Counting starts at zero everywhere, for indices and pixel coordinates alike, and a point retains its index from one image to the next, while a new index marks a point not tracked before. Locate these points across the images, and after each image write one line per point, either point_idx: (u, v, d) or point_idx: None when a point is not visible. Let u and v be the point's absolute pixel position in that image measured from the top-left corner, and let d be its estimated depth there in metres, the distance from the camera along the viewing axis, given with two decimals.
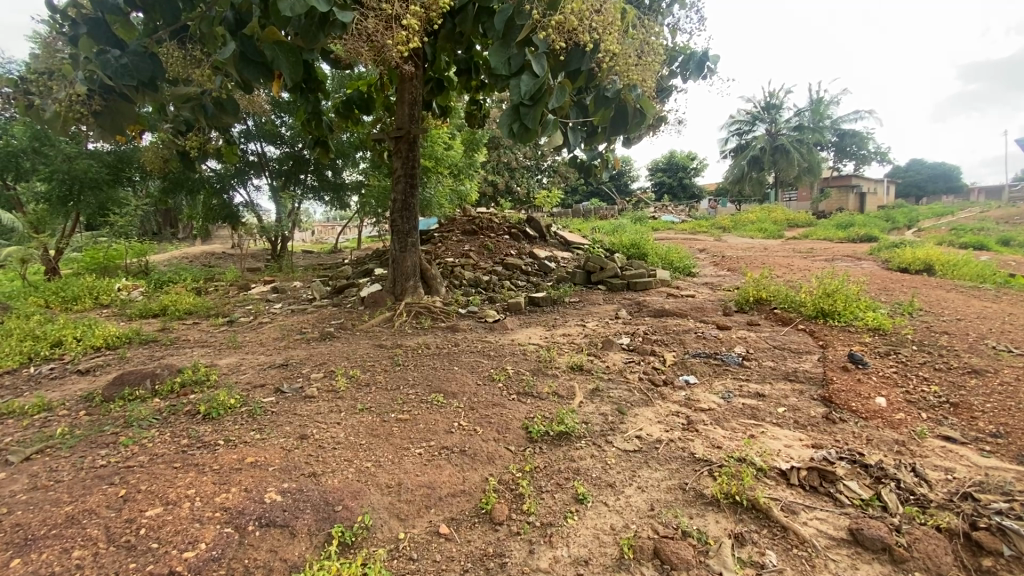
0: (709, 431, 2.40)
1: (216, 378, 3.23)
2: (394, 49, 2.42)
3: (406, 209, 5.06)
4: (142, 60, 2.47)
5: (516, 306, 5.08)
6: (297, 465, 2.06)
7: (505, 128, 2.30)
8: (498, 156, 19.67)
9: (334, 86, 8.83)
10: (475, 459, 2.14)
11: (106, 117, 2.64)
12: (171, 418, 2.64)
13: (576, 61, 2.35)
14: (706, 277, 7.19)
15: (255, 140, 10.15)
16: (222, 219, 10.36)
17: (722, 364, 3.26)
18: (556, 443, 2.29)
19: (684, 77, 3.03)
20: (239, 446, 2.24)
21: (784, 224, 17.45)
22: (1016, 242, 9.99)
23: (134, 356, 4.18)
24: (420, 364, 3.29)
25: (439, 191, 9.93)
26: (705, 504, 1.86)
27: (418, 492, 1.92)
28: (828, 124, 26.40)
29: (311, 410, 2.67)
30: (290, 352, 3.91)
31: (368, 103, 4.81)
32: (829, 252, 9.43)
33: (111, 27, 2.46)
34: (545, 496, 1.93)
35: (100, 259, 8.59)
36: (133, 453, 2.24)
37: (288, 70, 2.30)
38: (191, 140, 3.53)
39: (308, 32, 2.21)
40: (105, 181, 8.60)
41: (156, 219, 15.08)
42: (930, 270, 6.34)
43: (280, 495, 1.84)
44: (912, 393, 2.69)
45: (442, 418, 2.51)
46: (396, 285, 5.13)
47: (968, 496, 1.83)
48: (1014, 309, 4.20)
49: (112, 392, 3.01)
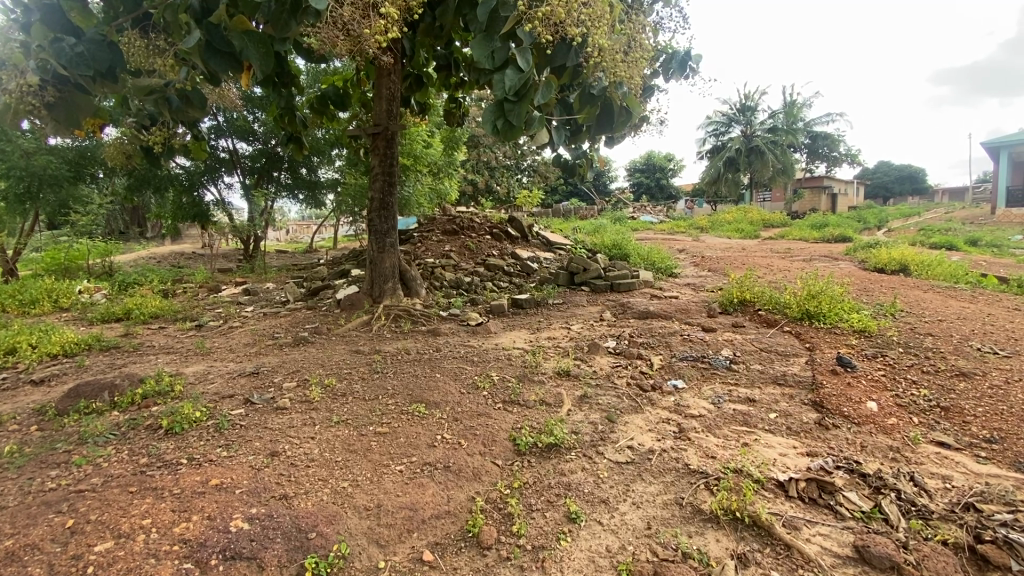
0: (703, 439, 2.33)
1: (181, 389, 3.02)
2: (372, 39, 2.27)
3: (384, 208, 4.87)
4: (100, 49, 2.27)
5: (499, 308, 4.96)
6: (267, 486, 1.90)
7: (488, 125, 2.15)
8: (478, 155, 19.57)
9: (308, 81, 8.57)
10: (460, 476, 2.01)
11: (60, 109, 2.40)
12: (130, 434, 2.43)
13: (563, 57, 2.24)
14: (689, 277, 7.20)
15: (226, 137, 9.77)
16: (191, 217, 9.92)
17: (710, 367, 3.20)
18: (545, 455, 2.18)
19: (667, 77, 2.91)
20: (204, 465, 2.06)
21: (760, 225, 17.70)
22: (983, 242, 10.37)
23: (93, 364, 3.90)
24: (400, 372, 3.14)
25: (418, 190, 9.72)
26: (703, 520, 1.78)
27: (399, 515, 1.79)
28: (801, 126, 27.06)
29: (283, 423, 2.49)
30: (262, 359, 3.70)
31: (344, 99, 4.61)
32: (807, 252, 9.56)
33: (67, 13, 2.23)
34: (536, 516, 1.82)
35: (60, 260, 8.17)
36: (87, 475, 2.04)
37: (259, 62, 2.09)
38: (155, 134, 3.22)
39: (279, 20, 2.10)
40: (65, 178, 8.13)
41: (123, 217, 14.47)
42: (905, 269, 6.48)
43: (248, 522, 1.68)
44: (902, 396, 2.67)
45: (424, 430, 2.37)
46: (374, 286, 4.95)
47: (971, 507, 1.80)
48: (992, 310, 4.26)
49: (66, 405, 2.78)
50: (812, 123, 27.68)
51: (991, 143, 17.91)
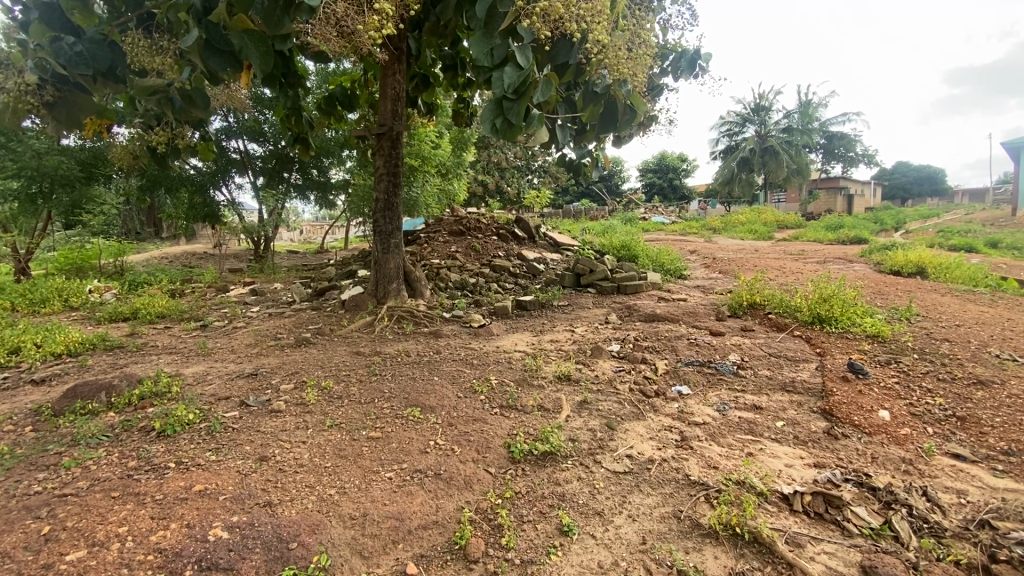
0: (706, 449, 2.23)
1: (179, 390, 3.00)
2: (366, 36, 2.21)
3: (388, 209, 4.83)
4: (99, 48, 2.23)
5: (503, 310, 4.90)
6: (252, 493, 1.86)
7: (486, 123, 2.06)
8: (488, 156, 19.64)
9: (316, 83, 8.60)
10: (450, 485, 1.95)
11: (61, 108, 2.38)
12: (123, 435, 2.41)
13: (564, 54, 2.17)
14: (699, 279, 7.06)
15: (237, 138, 9.85)
16: (202, 218, 10.02)
17: (716, 373, 3.10)
18: (540, 464, 2.11)
19: (675, 76, 2.81)
20: (190, 470, 2.03)
21: (774, 227, 17.42)
22: (1003, 245, 10.07)
23: (96, 364, 3.91)
24: (398, 375, 3.09)
25: (426, 191, 9.68)
26: (702, 536, 1.69)
27: (385, 525, 1.73)
28: (816, 126, 26.64)
29: (276, 426, 2.45)
30: (261, 360, 3.67)
31: (351, 99, 4.59)
32: (821, 254, 9.36)
33: (68, 13, 2.18)
34: (526, 528, 1.75)
35: (73, 260, 8.28)
36: (74, 478, 2.02)
37: (259, 61, 2.04)
38: (158, 134, 3.15)
39: (271, 15, 1.94)
40: (77, 179, 8.23)
41: (138, 218, 14.72)
42: (923, 272, 6.29)
43: (227, 531, 1.64)
44: (916, 405, 2.55)
45: (417, 436, 2.31)
46: (378, 288, 4.91)
47: (986, 524, 1.69)
48: (1012, 315, 4.09)
49: (63, 405, 2.77)
50: (827, 123, 27.24)
51: (1012, 143, 17.42)
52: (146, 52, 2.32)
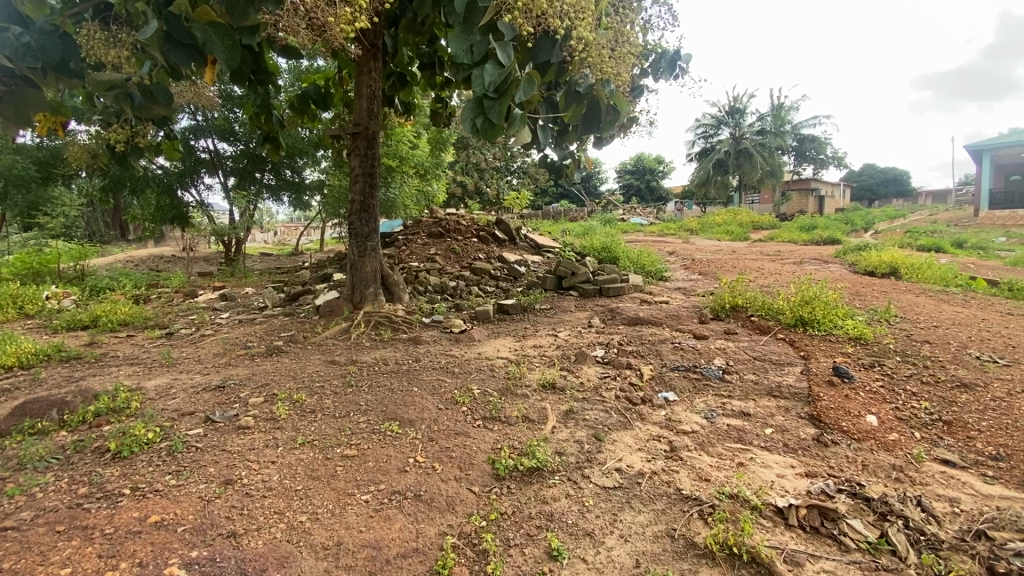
0: (696, 459, 2.17)
1: (138, 405, 2.78)
2: (337, 29, 2.06)
3: (364, 211, 4.64)
4: (50, 41, 1.97)
5: (484, 314, 4.78)
6: (213, 522, 1.71)
7: (466, 122, 1.93)
8: (467, 157, 19.51)
9: (288, 80, 8.36)
10: (431, 507, 1.83)
11: (7, 103, 2.11)
12: (74, 458, 2.22)
13: (545, 52, 2.06)
14: (679, 281, 7.09)
15: (205, 137, 9.50)
16: (169, 220, 9.58)
17: (702, 378, 3.05)
18: (526, 480, 2.01)
19: (655, 77, 2.72)
20: (147, 498, 1.85)
21: (749, 228, 17.74)
22: (968, 245, 10.43)
23: (49, 377, 3.64)
24: (375, 385, 2.94)
25: (404, 192, 9.46)
26: (697, 556, 1.62)
27: (360, 555, 1.61)
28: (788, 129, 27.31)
29: (242, 445, 2.28)
30: (230, 371, 3.47)
31: (325, 98, 4.42)
32: (796, 255, 9.54)
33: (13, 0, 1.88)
34: (513, 553, 1.65)
35: (31, 264, 7.73)
36: (16, 508, 1.83)
37: (224, 57, 1.85)
38: (117, 133, 2.90)
39: (235, 6, 1.75)
40: (33, 178, 7.95)
41: (100, 219, 14.08)
42: (896, 273, 6.41)
43: (185, 569, 1.50)
44: (902, 409, 2.54)
45: (395, 453, 2.18)
46: (354, 292, 4.73)
47: (981, 535, 1.67)
48: (985, 316, 4.18)
49: (8, 425, 2.54)
50: (798, 126, 27.97)
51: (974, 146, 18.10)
52: (102, 46, 2.13)
